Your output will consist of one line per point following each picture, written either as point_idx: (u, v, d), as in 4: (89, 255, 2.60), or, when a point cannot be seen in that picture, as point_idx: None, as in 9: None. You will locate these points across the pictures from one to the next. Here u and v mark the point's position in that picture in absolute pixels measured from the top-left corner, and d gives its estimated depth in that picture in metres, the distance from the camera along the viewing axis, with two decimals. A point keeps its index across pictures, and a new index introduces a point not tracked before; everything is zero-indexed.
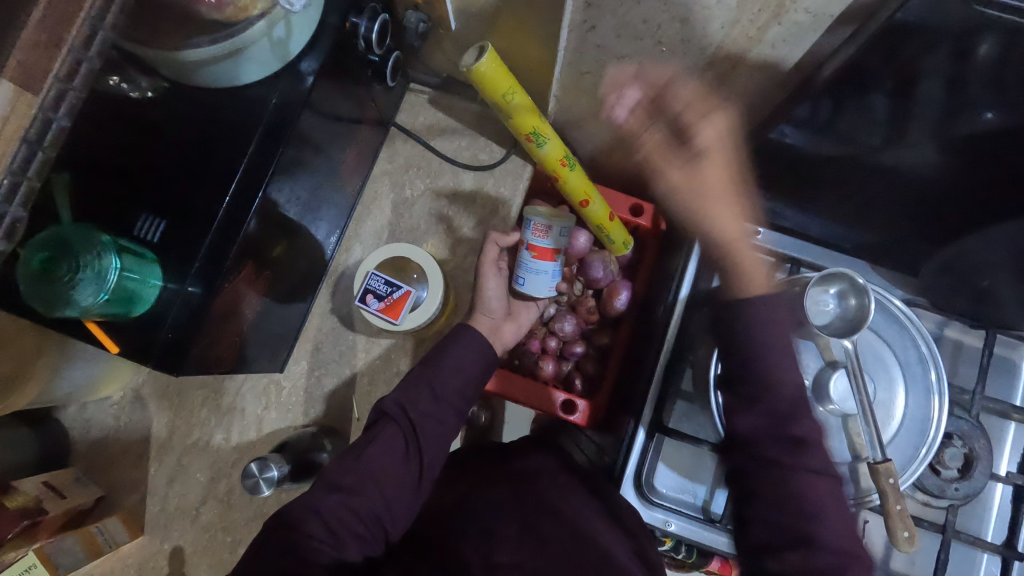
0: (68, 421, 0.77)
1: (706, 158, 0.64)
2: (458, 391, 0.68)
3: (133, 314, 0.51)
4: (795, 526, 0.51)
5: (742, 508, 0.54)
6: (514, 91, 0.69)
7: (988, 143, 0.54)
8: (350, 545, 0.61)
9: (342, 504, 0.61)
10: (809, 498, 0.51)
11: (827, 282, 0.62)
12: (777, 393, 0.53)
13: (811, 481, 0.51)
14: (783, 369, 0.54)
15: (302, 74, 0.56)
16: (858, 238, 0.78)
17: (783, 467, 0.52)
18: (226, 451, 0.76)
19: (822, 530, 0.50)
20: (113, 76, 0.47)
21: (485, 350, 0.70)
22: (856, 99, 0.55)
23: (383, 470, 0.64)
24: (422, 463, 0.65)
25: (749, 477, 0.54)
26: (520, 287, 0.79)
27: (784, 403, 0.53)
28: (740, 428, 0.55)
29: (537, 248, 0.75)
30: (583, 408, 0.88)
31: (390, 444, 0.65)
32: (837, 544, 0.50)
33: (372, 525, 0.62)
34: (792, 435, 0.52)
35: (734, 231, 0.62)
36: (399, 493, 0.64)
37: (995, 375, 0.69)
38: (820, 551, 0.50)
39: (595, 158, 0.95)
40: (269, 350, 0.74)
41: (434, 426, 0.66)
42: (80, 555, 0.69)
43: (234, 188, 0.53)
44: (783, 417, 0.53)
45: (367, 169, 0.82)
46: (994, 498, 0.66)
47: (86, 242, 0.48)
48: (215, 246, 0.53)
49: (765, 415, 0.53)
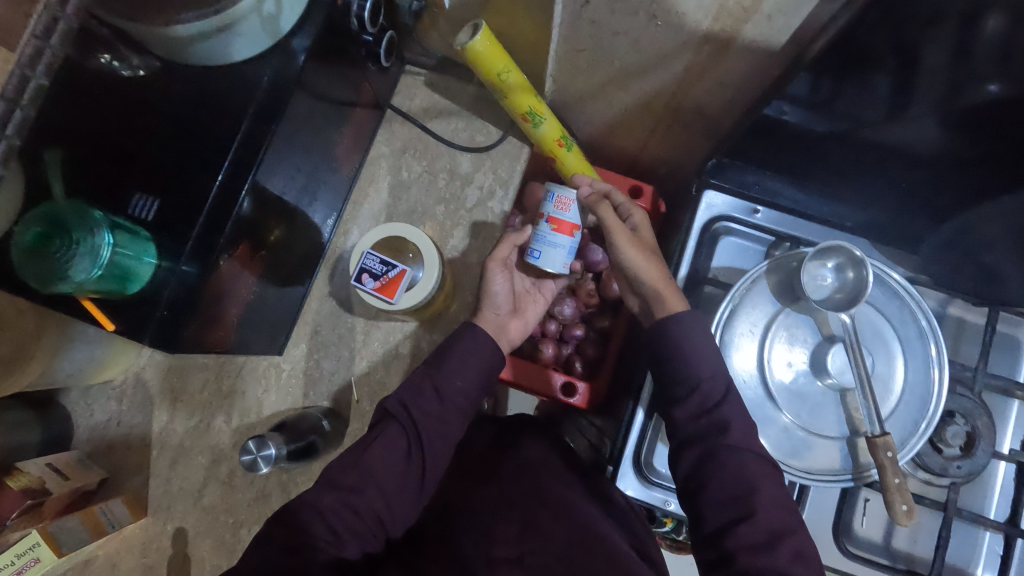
0: (69, 405, 0.77)
1: (640, 219, 0.72)
2: (462, 392, 0.67)
3: (128, 292, 0.51)
4: (739, 500, 0.55)
5: (689, 495, 0.58)
6: (510, 69, 0.69)
7: (991, 115, 0.53)
8: (352, 545, 0.60)
9: (341, 504, 0.61)
10: (746, 472, 0.55)
11: (823, 257, 0.62)
12: (706, 384, 0.59)
13: (745, 456, 0.56)
14: (707, 365, 0.60)
15: (294, 52, 0.56)
16: (864, 216, 0.74)
17: (727, 452, 0.56)
18: (226, 434, 0.77)
19: (763, 503, 0.54)
20: (104, 55, 0.52)
21: (491, 349, 0.69)
22: (856, 72, 0.55)
23: (383, 471, 0.63)
24: (424, 466, 0.65)
25: (690, 460, 0.58)
26: (533, 263, 0.70)
27: (716, 390, 0.59)
28: (679, 421, 0.60)
29: (558, 221, 0.68)
30: (582, 391, 0.87)
31: (393, 443, 0.64)
32: (776, 512, 0.54)
33: (371, 522, 0.62)
34: (722, 418, 0.57)
35: (654, 275, 0.66)
36: (399, 492, 0.64)
37: (998, 354, 0.68)
38: (762, 518, 0.54)
39: (593, 140, 0.94)
40: (268, 334, 0.75)
41: (437, 430, 0.66)
42: (86, 534, 0.68)
43: (220, 179, 0.53)
44: (712, 405, 0.58)
45: (363, 152, 0.82)
46: (997, 476, 0.66)
47: (80, 218, 0.48)
48: (207, 232, 0.53)
49: (697, 404, 0.59)
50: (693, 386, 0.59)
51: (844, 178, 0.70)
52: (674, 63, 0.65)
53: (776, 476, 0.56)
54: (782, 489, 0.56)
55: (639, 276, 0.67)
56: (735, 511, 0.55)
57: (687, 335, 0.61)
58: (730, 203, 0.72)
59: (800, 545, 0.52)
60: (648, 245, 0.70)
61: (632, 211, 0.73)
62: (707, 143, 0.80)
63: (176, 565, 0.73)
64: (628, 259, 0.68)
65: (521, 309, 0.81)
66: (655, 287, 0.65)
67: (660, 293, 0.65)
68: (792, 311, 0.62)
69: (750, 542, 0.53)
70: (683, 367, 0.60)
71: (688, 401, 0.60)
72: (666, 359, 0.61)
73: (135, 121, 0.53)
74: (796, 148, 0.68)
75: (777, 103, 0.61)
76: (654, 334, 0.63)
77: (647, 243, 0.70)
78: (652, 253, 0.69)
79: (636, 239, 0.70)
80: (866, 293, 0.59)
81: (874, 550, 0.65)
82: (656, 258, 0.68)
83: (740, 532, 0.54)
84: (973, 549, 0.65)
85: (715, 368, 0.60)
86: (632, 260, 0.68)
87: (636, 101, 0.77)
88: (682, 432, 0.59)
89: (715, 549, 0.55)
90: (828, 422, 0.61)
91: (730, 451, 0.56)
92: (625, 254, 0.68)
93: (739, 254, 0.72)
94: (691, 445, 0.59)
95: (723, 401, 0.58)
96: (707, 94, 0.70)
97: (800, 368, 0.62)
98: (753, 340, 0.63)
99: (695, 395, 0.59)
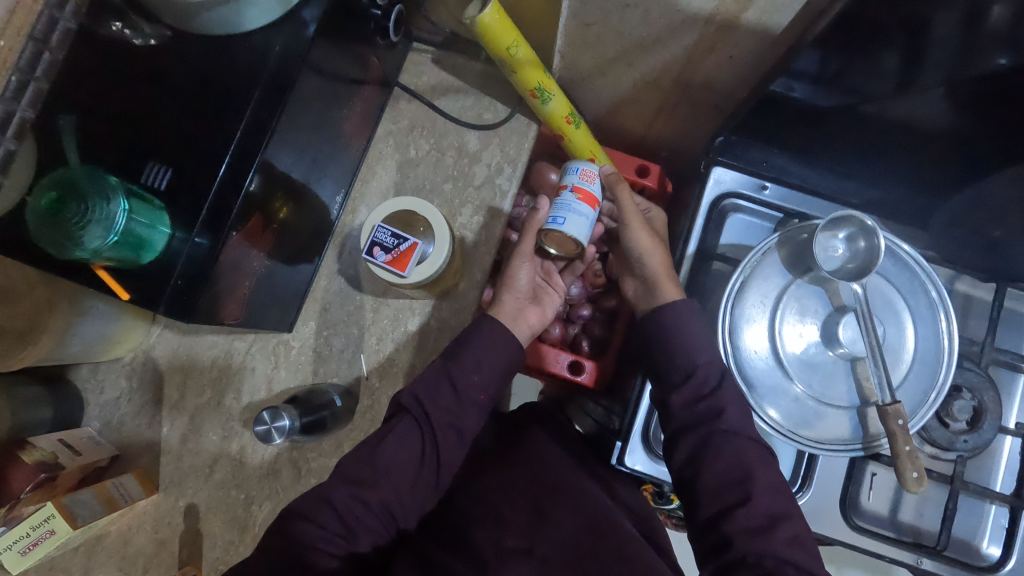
0: (81, 382, 0.77)
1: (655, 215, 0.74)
2: (479, 387, 0.66)
3: (142, 260, 0.51)
4: (737, 484, 0.56)
5: (688, 481, 0.58)
6: (519, 44, 0.68)
7: (996, 85, 0.53)
8: (365, 540, 0.60)
9: (354, 498, 0.60)
10: (746, 453, 0.56)
11: (835, 228, 0.62)
12: (703, 370, 0.60)
13: (742, 443, 0.57)
14: (704, 350, 0.60)
15: (304, 23, 0.55)
16: (869, 194, 0.74)
17: (728, 433, 0.57)
18: (237, 410, 0.78)
19: (760, 486, 0.55)
20: (115, 22, 0.52)
21: (510, 345, 0.68)
22: (868, 46, 0.54)
23: (396, 465, 0.63)
24: (438, 462, 0.65)
25: (688, 441, 0.58)
26: (554, 230, 0.67)
27: (711, 376, 0.59)
28: (674, 407, 0.60)
29: (583, 190, 0.67)
30: (589, 369, 0.88)
31: (407, 436, 0.64)
32: (772, 496, 0.55)
33: (383, 517, 0.62)
34: (713, 404, 0.58)
35: (656, 260, 0.67)
36: (413, 487, 0.64)
37: (1005, 328, 0.68)
38: (759, 502, 0.54)
39: (600, 119, 0.94)
40: (277, 310, 0.75)
41: (449, 423, 0.65)
42: (98, 507, 0.68)
43: (223, 171, 0.52)
44: (707, 392, 0.59)
45: (371, 129, 0.82)
46: (1003, 449, 0.66)
47: (94, 184, 0.48)
48: (213, 216, 0.53)
49: (695, 388, 0.59)
50: (696, 364, 0.60)
51: (853, 154, 0.70)
52: (683, 38, 0.65)
53: (768, 459, 0.57)
54: (776, 474, 0.57)
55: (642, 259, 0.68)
56: (733, 495, 0.56)
57: (685, 316, 0.62)
58: (737, 180, 0.71)
59: (796, 527, 0.53)
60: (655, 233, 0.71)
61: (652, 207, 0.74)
62: (715, 119, 0.80)
63: (188, 541, 0.74)
64: (636, 240, 0.69)
65: (539, 299, 0.78)
66: (656, 269, 0.67)
67: (660, 276, 0.66)
68: (803, 282, 0.63)
69: (747, 526, 0.54)
70: (683, 346, 0.61)
71: (683, 380, 0.60)
72: (664, 338, 0.62)
73: (145, 89, 0.53)
74: (806, 124, 0.68)
75: (784, 79, 0.61)
76: (660, 316, 0.63)
77: (647, 228, 0.70)
78: (654, 239, 0.69)
79: (642, 224, 0.70)
80: (878, 262, 0.59)
81: (879, 523, 0.66)
82: (656, 246, 0.69)
83: (737, 517, 0.54)
84: (977, 521, 0.65)
85: (711, 353, 0.60)
86: (641, 242, 0.69)
87: (645, 77, 0.76)
88: (677, 419, 0.59)
89: (711, 531, 0.56)
90: (839, 392, 0.61)
91: (729, 432, 0.57)
92: (632, 237, 0.69)
93: (747, 231, 0.72)
94: (687, 432, 0.59)
95: (718, 388, 0.59)
96: (715, 69, 0.69)
97: (811, 339, 0.62)
98: (764, 314, 0.63)
99: (699, 377, 0.59)
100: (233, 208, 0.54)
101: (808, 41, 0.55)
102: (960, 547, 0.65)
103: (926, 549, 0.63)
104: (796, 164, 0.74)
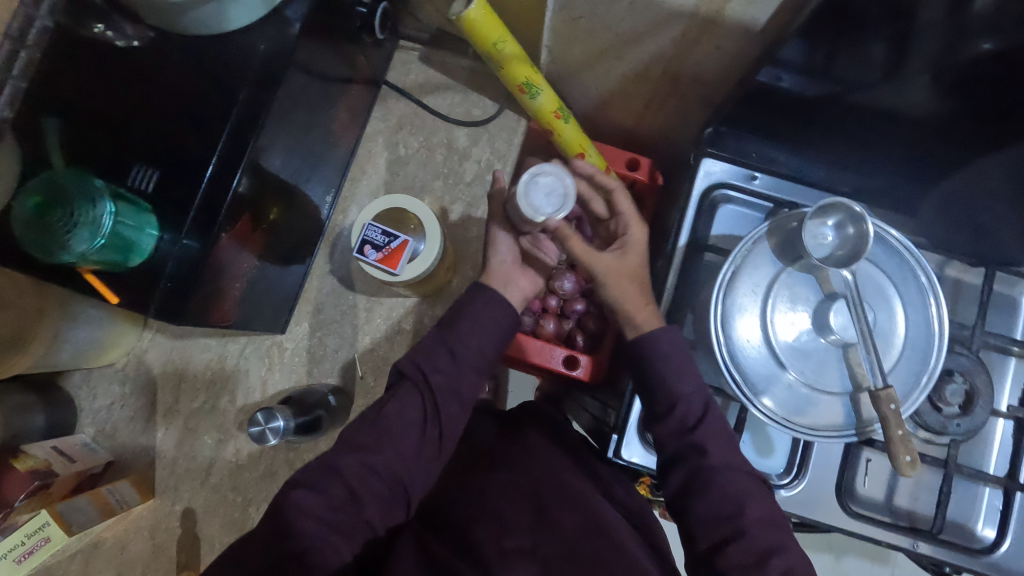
0: (73, 389, 0.79)
1: (632, 241, 0.68)
2: (478, 350, 0.65)
3: (130, 263, 0.51)
4: (727, 518, 0.57)
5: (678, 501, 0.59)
6: (505, 39, 0.67)
7: (983, 70, 0.53)
8: (373, 509, 0.60)
9: (360, 464, 0.60)
10: (731, 493, 0.57)
11: (824, 215, 0.62)
12: (684, 403, 0.60)
13: (732, 476, 0.57)
14: (686, 380, 0.61)
15: (288, 22, 0.55)
16: (858, 182, 0.74)
17: (714, 470, 0.57)
18: (232, 413, 0.79)
19: (749, 519, 0.56)
20: (98, 24, 0.53)
21: (505, 311, 0.67)
22: (852, 35, 0.54)
23: (399, 430, 0.62)
24: (442, 426, 0.64)
25: (679, 474, 0.59)
26: None
27: (693, 411, 0.60)
28: (662, 438, 0.61)
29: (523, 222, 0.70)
30: (585, 363, 0.87)
31: (408, 405, 0.63)
32: (765, 529, 0.56)
33: (390, 482, 0.61)
34: (698, 441, 0.58)
35: (623, 294, 0.64)
36: (418, 455, 0.63)
37: (997, 311, 0.69)
38: (752, 538, 0.55)
39: (589, 113, 0.95)
40: (270, 312, 0.76)
41: (449, 386, 0.64)
42: (94, 514, 0.69)
43: (211, 168, 0.52)
44: (692, 426, 0.59)
45: (361, 128, 0.83)
46: (995, 432, 0.67)
47: (81, 187, 0.49)
48: (205, 211, 0.53)
49: (678, 422, 0.60)
50: (674, 389, 0.60)
51: (842, 142, 0.70)
52: (669, 30, 0.65)
53: (762, 490, 0.57)
54: (769, 506, 0.57)
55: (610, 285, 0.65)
56: (724, 530, 0.57)
57: (658, 348, 0.61)
58: (726, 171, 0.71)
59: (790, 560, 0.55)
60: (626, 261, 0.66)
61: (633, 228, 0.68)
62: (704, 111, 0.80)
63: (186, 545, 0.75)
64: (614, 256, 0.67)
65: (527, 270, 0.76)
66: (621, 295, 0.64)
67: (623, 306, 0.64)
68: (793, 270, 0.63)
69: (741, 561, 0.55)
70: (663, 373, 0.61)
71: (673, 375, 0.61)
72: (656, 340, 0.61)
73: (129, 91, 0.53)
74: (793, 114, 0.68)
75: (771, 70, 0.61)
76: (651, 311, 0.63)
77: (619, 256, 0.66)
78: (620, 273, 0.65)
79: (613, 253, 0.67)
80: (867, 248, 0.59)
81: (876, 509, 0.66)
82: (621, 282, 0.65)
83: (729, 553, 0.56)
84: (972, 504, 0.66)
85: (692, 385, 0.61)
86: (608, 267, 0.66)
87: (632, 70, 0.76)
88: (668, 450, 0.60)
89: (707, 565, 0.57)
90: (831, 378, 0.61)
91: (715, 469, 0.57)
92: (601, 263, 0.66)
93: (738, 222, 0.72)
94: (676, 465, 0.60)
95: (701, 423, 0.59)
96: (702, 62, 0.69)
97: (803, 327, 0.62)
98: (755, 303, 0.63)
99: (680, 410, 0.60)
100: (221, 209, 0.54)
101: (791, 31, 0.55)
102: (956, 530, 0.66)
103: (922, 533, 0.64)
104: (785, 153, 0.74)
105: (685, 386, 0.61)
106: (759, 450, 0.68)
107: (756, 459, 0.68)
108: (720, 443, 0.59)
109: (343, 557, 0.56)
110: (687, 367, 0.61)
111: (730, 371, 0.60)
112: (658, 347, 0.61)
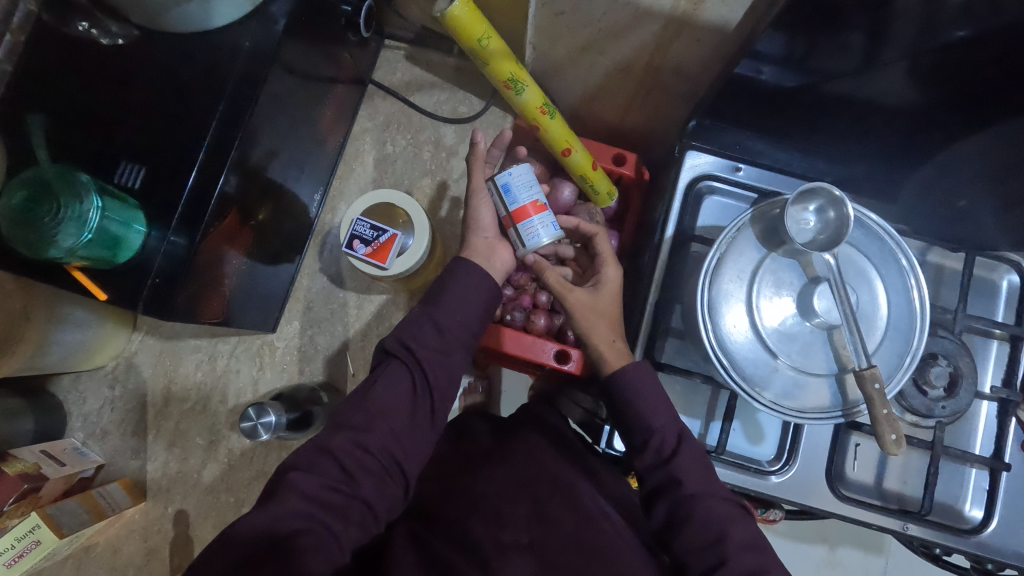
0: (63, 393, 0.80)
1: (609, 280, 0.72)
2: (462, 326, 0.65)
3: (118, 259, 0.51)
4: (711, 547, 0.58)
5: (662, 533, 0.61)
6: (489, 35, 0.67)
7: (956, 57, 0.54)
8: (368, 485, 0.59)
9: (352, 443, 0.60)
10: (715, 520, 0.58)
11: (805, 200, 0.63)
12: (659, 433, 0.62)
13: (712, 501, 0.59)
14: (658, 414, 0.62)
15: (273, 18, 0.55)
16: (840, 171, 0.75)
17: (694, 499, 0.59)
18: (224, 413, 0.80)
19: (733, 547, 0.57)
20: (81, 22, 0.53)
21: (487, 280, 0.67)
22: (826, 26, 0.55)
23: (387, 408, 0.62)
24: (433, 402, 0.64)
25: (658, 504, 0.62)
26: (505, 171, 0.70)
27: (667, 442, 0.61)
28: (641, 472, 0.63)
29: (527, 212, 0.69)
30: (576, 357, 0.85)
31: (397, 381, 0.63)
32: (748, 555, 0.57)
33: (384, 461, 0.60)
34: (670, 473, 0.60)
35: (595, 321, 0.69)
36: (410, 430, 0.63)
37: (978, 296, 0.70)
38: (736, 562, 0.56)
39: (575, 109, 0.96)
40: (261, 311, 0.76)
41: (438, 360, 0.64)
42: (87, 516, 0.70)
43: (195, 173, 0.52)
44: (666, 458, 0.61)
45: (348, 127, 0.84)
46: (980, 415, 0.68)
47: (69, 183, 0.49)
48: (189, 211, 0.53)
49: (654, 454, 0.62)
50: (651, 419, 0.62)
51: (822, 133, 0.72)
52: (649, 26, 0.66)
53: (739, 518, 0.59)
54: (749, 532, 0.59)
55: (584, 315, 0.70)
56: (709, 559, 0.57)
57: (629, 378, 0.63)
58: (711, 163, 0.72)
59: None
60: (603, 294, 0.71)
61: (611, 268, 0.74)
62: (686, 105, 0.81)
63: (178, 546, 0.76)
64: (594, 288, 0.72)
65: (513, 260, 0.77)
66: (590, 321, 0.69)
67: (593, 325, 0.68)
68: (777, 256, 0.64)
69: None
70: (639, 401, 0.63)
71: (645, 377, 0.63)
72: (627, 380, 0.63)
73: (114, 89, 0.53)
74: (773, 106, 0.69)
75: (750, 62, 0.62)
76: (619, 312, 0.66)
77: (599, 290, 0.72)
78: (596, 304, 0.70)
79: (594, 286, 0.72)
80: (848, 231, 0.61)
81: (865, 492, 0.67)
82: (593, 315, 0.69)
83: None
84: (959, 486, 0.67)
85: (666, 417, 0.62)
86: (583, 299, 0.71)
87: (614, 65, 0.77)
88: (647, 483, 0.62)
89: None
90: (817, 360, 0.62)
91: (695, 498, 0.59)
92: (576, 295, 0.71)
93: (724, 214, 0.73)
94: (659, 495, 0.61)
95: (676, 454, 0.61)
96: (682, 57, 0.70)
97: (788, 312, 0.63)
98: (741, 289, 0.64)
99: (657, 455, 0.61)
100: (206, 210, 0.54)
101: (765, 24, 0.56)
102: (944, 512, 0.67)
103: (911, 515, 0.65)
104: (768, 146, 0.75)
105: (661, 418, 0.62)
106: (749, 437, 0.69)
107: (747, 446, 0.69)
108: (695, 471, 0.60)
109: (339, 537, 0.55)
110: (659, 402, 0.63)
111: (717, 356, 0.61)
112: (636, 376, 0.63)
